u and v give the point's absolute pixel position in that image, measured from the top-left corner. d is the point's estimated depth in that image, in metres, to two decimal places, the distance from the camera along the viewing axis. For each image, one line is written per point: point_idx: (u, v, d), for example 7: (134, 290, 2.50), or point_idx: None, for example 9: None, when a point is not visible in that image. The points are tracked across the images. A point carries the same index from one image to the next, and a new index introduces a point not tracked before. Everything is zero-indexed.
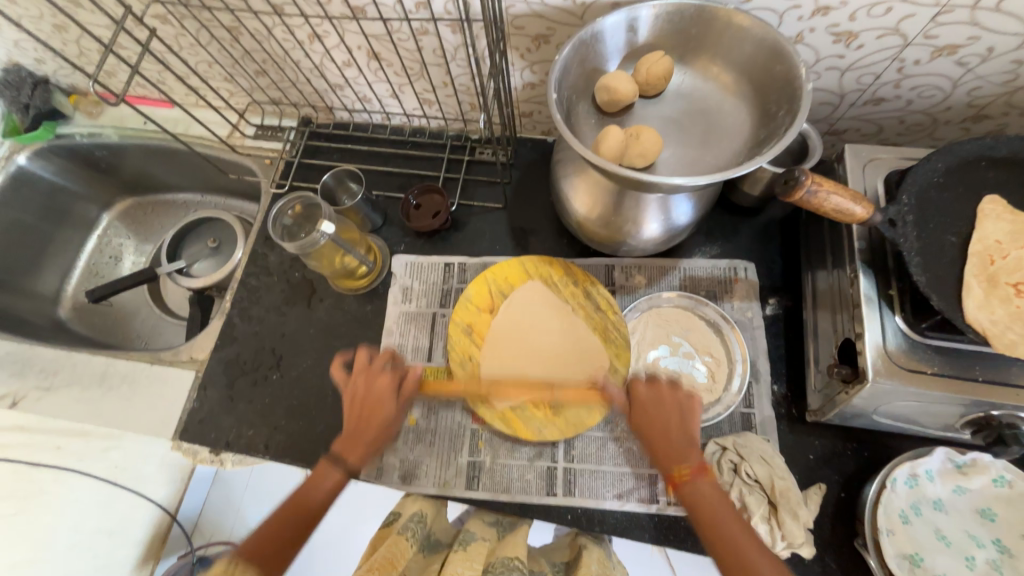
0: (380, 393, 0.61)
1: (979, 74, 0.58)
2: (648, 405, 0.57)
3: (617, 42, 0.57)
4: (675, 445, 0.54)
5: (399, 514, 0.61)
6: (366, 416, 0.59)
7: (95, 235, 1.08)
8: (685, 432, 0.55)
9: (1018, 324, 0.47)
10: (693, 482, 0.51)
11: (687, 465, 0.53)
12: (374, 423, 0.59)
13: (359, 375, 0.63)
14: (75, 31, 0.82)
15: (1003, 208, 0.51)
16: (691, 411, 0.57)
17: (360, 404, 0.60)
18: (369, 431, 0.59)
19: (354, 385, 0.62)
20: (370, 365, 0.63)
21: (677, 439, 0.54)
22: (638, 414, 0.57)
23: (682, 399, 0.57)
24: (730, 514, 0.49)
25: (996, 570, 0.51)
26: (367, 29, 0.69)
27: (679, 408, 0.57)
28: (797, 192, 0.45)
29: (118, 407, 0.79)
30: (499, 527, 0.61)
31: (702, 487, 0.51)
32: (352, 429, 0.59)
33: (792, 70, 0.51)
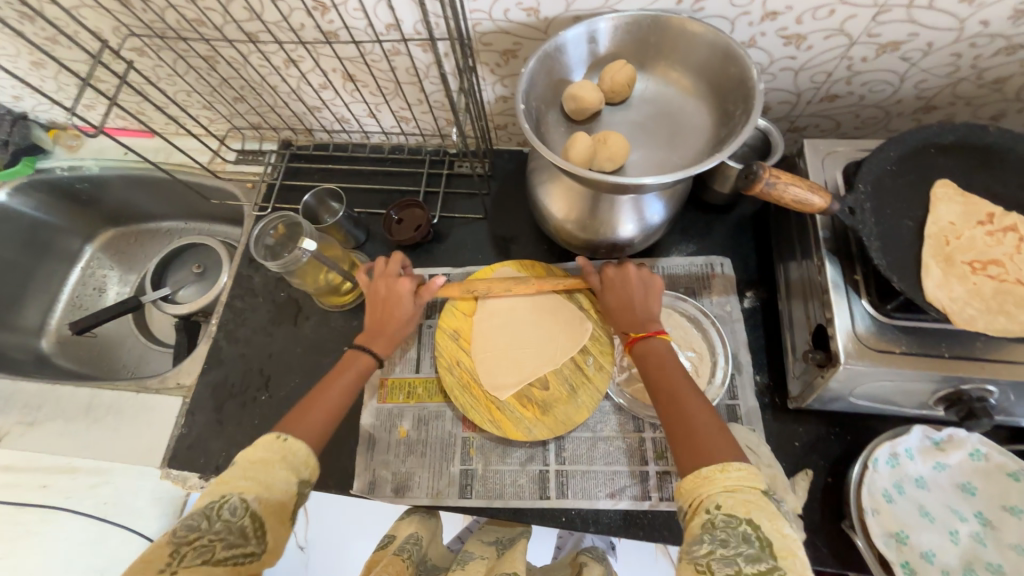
0: (395, 288, 0.65)
1: (923, 68, 0.61)
2: (618, 283, 0.63)
3: (579, 54, 0.60)
4: (640, 312, 0.60)
5: (394, 536, 0.61)
6: (383, 312, 0.64)
7: (78, 268, 1.08)
8: (646, 304, 0.61)
9: (976, 300, 0.49)
10: (648, 342, 0.58)
11: (644, 330, 0.59)
12: (391, 311, 0.64)
13: (377, 279, 0.66)
14: (52, 67, 0.83)
15: (954, 191, 0.53)
16: (653, 289, 0.62)
17: (376, 298, 0.65)
18: (386, 320, 0.64)
19: (374, 287, 0.66)
20: (386, 270, 0.67)
21: (640, 308, 0.61)
22: (609, 295, 0.63)
23: (648, 280, 0.63)
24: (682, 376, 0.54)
25: (979, 542, 0.53)
26: (341, 53, 0.71)
27: (644, 291, 0.62)
28: (757, 185, 0.47)
29: (105, 438, 0.78)
30: (497, 545, 0.62)
31: (656, 345, 0.57)
32: (373, 323, 0.64)
33: (745, 71, 0.54)
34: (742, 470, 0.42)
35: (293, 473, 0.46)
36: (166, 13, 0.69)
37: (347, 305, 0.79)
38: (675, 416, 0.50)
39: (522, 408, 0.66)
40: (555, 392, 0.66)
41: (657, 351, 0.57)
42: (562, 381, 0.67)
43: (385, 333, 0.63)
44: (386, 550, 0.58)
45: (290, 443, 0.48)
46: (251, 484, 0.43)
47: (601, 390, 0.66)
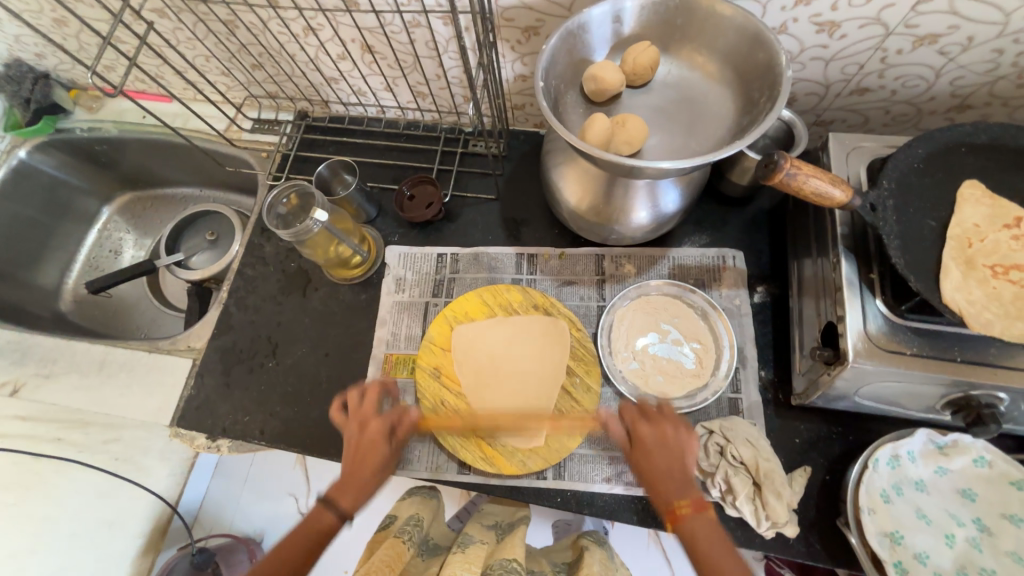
0: (375, 436, 0.59)
1: (961, 63, 0.59)
2: (653, 451, 0.56)
3: (603, 33, 0.59)
4: (675, 477, 0.54)
5: (397, 517, 0.65)
6: (361, 459, 0.58)
7: (96, 229, 1.10)
8: (681, 465, 0.55)
9: (994, 305, 0.48)
10: (692, 517, 0.51)
11: (684, 504, 0.52)
12: (366, 464, 0.57)
13: (351, 422, 0.61)
14: (75, 25, 0.84)
15: (982, 193, 0.51)
16: (687, 450, 0.56)
17: (353, 446, 0.59)
18: (364, 468, 0.57)
19: (350, 431, 0.61)
20: (363, 407, 0.62)
21: (675, 472, 0.54)
22: (641, 460, 0.56)
23: (680, 438, 0.57)
24: (724, 548, 0.49)
25: (975, 548, 0.53)
26: (360, 23, 0.70)
27: (676, 448, 0.56)
28: (777, 175, 0.46)
29: (117, 396, 0.81)
30: (497, 528, 0.67)
31: (699, 525, 0.51)
32: (346, 472, 0.57)
33: (773, 58, 0.52)
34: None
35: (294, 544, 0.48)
36: None
37: (355, 279, 0.80)
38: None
39: (514, 440, 0.65)
40: (546, 418, 0.66)
41: (703, 538, 0.50)
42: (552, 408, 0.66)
43: (356, 485, 0.56)
44: (388, 530, 0.62)
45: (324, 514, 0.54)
46: None
47: (591, 412, 0.66)
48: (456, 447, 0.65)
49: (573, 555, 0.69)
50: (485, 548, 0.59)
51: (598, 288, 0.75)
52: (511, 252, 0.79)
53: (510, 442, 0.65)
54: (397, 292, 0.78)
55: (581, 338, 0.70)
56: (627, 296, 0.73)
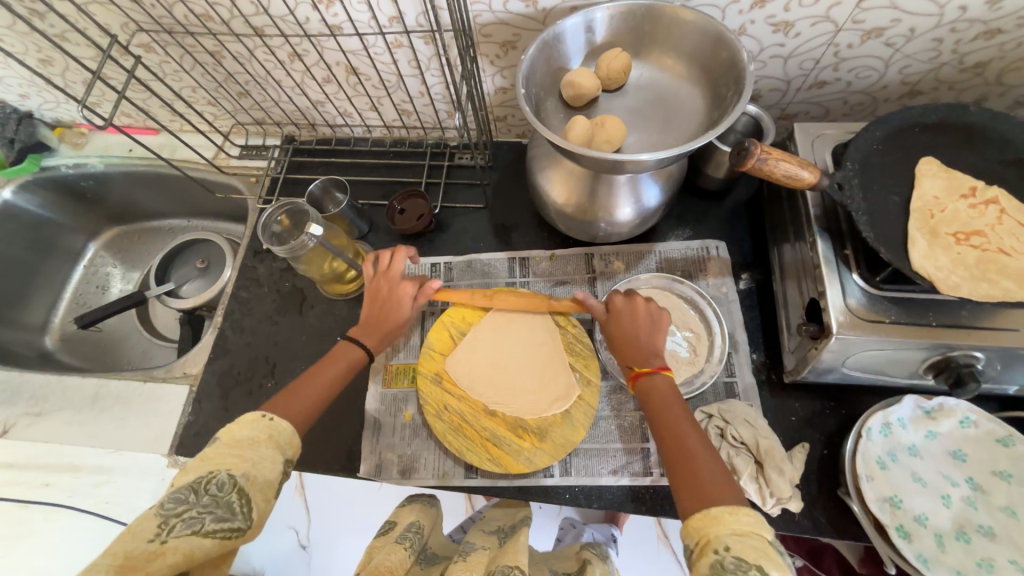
0: (399, 296, 0.66)
1: (907, 53, 0.64)
2: (626, 320, 0.62)
3: (577, 42, 0.62)
4: (643, 347, 0.60)
5: (396, 524, 0.62)
6: (383, 311, 0.65)
7: (82, 265, 1.09)
8: (652, 339, 0.60)
9: (960, 269, 0.51)
10: (652, 378, 0.57)
11: (647, 366, 0.58)
12: (392, 315, 0.65)
13: (376, 278, 0.67)
14: (60, 63, 0.85)
15: (937, 167, 0.55)
16: (660, 324, 0.61)
17: (377, 300, 0.66)
18: (384, 322, 0.65)
19: (376, 282, 0.67)
20: (392, 267, 0.67)
21: (646, 345, 0.60)
22: (614, 325, 0.62)
23: (653, 312, 0.62)
24: (684, 415, 0.53)
25: (971, 506, 0.55)
26: (344, 46, 0.73)
27: (649, 322, 0.61)
28: (748, 161, 0.49)
29: (112, 429, 0.79)
30: (498, 534, 0.62)
31: (660, 380, 0.56)
32: (369, 319, 0.65)
33: (735, 55, 0.56)
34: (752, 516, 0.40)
35: (276, 445, 0.46)
36: (175, 8, 0.71)
37: (350, 293, 0.81)
38: (676, 449, 0.50)
39: (520, 439, 0.66)
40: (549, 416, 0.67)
41: (667, 401, 0.54)
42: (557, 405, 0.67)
43: (380, 326, 0.65)
44: (387, 537, 0.59)
45: (273, 423, 0.47)
46: (240, 460, 0.42)
47: (592, 406, 0.67)
48: (463, 449, 0.66)
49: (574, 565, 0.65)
50: (487, 553, 0.57)
51: (590, 285, 0.77)
52: (503, 256, 0.81)
53: (515, 441, 0.66)
54: None
55: (577, 335, 0.72)
56: (619, 292, 0.75)
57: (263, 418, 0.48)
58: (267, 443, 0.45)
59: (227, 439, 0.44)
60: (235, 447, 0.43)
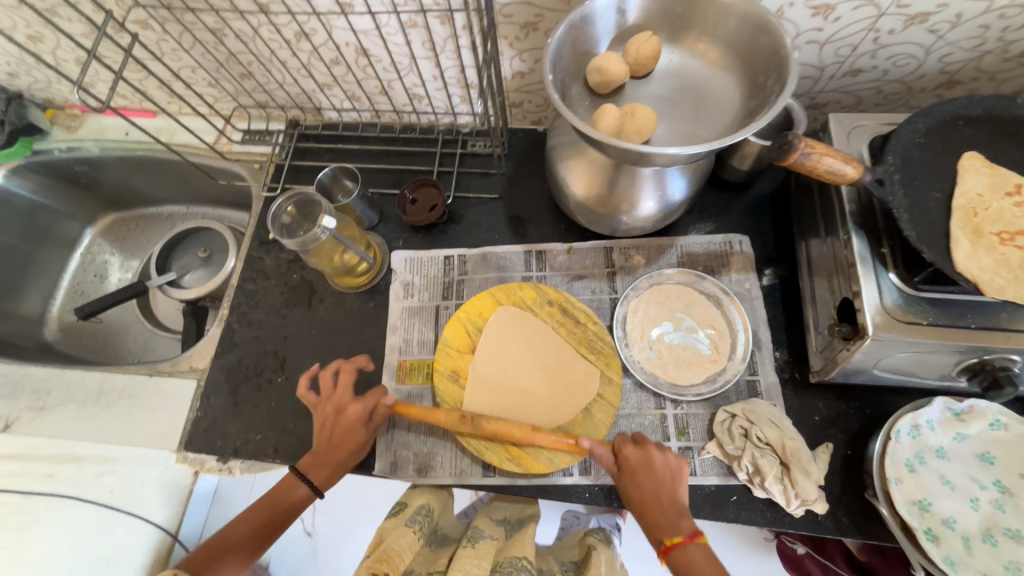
0: (349, 424, 0.62)
1: (950, 40, 0.61)
2: (641, 476, 0.56)
3: (606, 25, 0.59)
4: (664, 506, 0.54)
5: (406, 505, 0.65)
6: (336, 440, 0.62)
7: (78, 253, 1.06)
8: (674, 491, 0.55)
9: (1005, 270, 0.49)
10: (686, 549, 0.51)
11: (677, 534, 0.52)
12: (344, 448, 0.61)
13: (324, 405, 0.64)
14: (52, 40, 0.80)
15: (981, 163, 0.53)
16: (680, 477, 0.56)
17: (330, 431, 0.62)
18: (337, 453, 0.61)
19: (323, 414, 0.63)
20: (336, 392, 0.64)
21: (666, 498, 0.54)
22: (630, 487, 0.56)
23: (671, 463, 0.57)
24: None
25: (999, 509, 0.54)
26: (355, 25, 0.69)
27: (670, 477, 0.56)
28: (792, 155, 0.47)
29: (117, 423, 0.77)
30: (505, 525, 0.65)
31: (694, 552, 0.51)
32: (318, 451, 0.62)
33: (777, 41, 0.53)
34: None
35: None
36: None
37: (361, 286, 0.78)
38: None
39: None
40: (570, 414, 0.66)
41: (697, 563, 0.51)
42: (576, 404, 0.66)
43: (332, 465, 0.61)
44: (397, 519, 0.62)
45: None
46: None
47: (614, 405, 0.66)
48: (482, 448, 0.64)
49: (580, 553, 0.69)
50: (494, 543, 0.59)
51: (610, 280, 0.75)
52: (518, 250, 0.78)
53: (535, 440, 0.65)
54: (406, 297, 0.77)
55: (598, 332, 0.70)
56: (639, 288, 0.73)
57: (176, 574, 0.51)
58: None
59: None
60: None
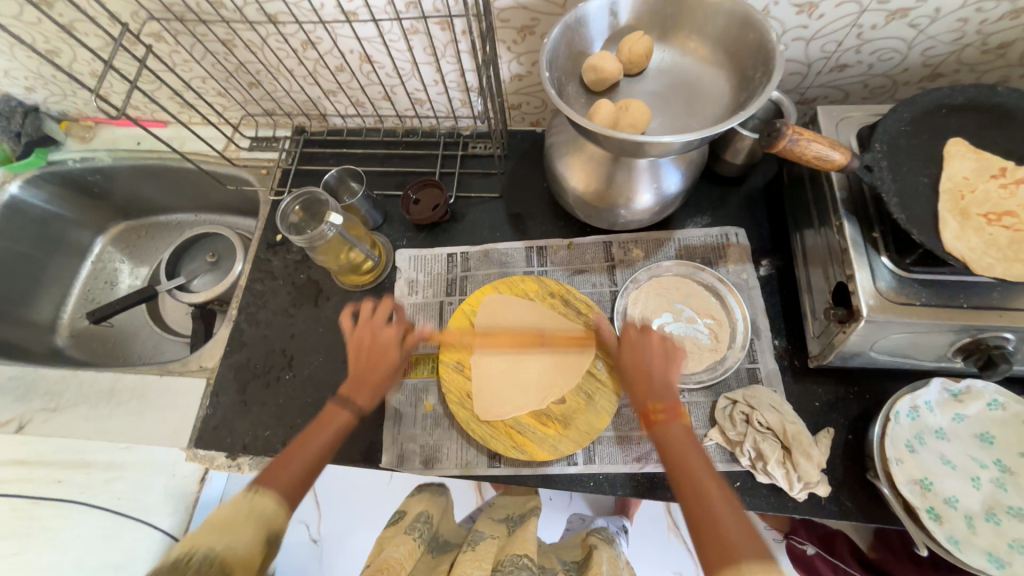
0: (385, 341, 0.64)
1: (931, 34, 0.63)
2: (638, 345, 0.59)
3: (600, 26, 0.62)
4: (659, 383, 0.56)
5: (405, 511, 0.67)
6: (372, 362, 0.62)
7: (90, 261, 1.08)
8: (666, 372, 0.56)
9: (993, 249, 0.50)
10: (669, 424, 0.52)
11: (664, 408, 0.53)
12: (380, 365, 0.62)
13: (360, 329, 0.65)
14: (69, 53, 0.84)
15: (966, 148, 0.55)
16: (673, 356, 0.58)
17: (363, 349, 0.63)
18: (375, 374, 0.62)
19: (358, 335, 0.65)
20: (374, 315, 0.66)
21: (660, 380, 0.56)
22: (627, 355, 0.59)
23: (669, 346, 0.59)
24: (701, 459, 0.49)
25: (1000, 487, 0.55)
26: (360, 33, 0.72)
27: (665, 356, 0.58)
28: (780, 142, 0.49)
29: (127, 424, 0.78)
30: (508, 522, 0.65)
31: (677, 429, 0.52)
32: (358, 373, 0.62)
33: (763, 36, 0.55)
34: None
35: (263, 518, 0.45)
36: None
37: (366, 284, 0.80)
38: (697, 507, 0.45)
39: (544, 426, 0.66)
40: (573, 403, 0.67)
41: (678, 442, 0.51)
42: (578, 392, 0.67)
43: (372, 381, 0.61)
44: (396, 526, 0.63)
45: (258, 500, 0.46)
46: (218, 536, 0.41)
47: (616, 393, 0.67)
48: (489, 436, 0.66)
49: (581, 553, 0.69)
50: (496, 543, 0.59)
51: (609, 274, 0.77)
52: (520, 246, 0.80)
53: (539, 429, 0.66)
54: (410, 294, 0.79)
55: None
56: (639, 280, 0.75)
57: (245, 496, 0.47)
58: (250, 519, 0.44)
59: (214, 521, 0.43)
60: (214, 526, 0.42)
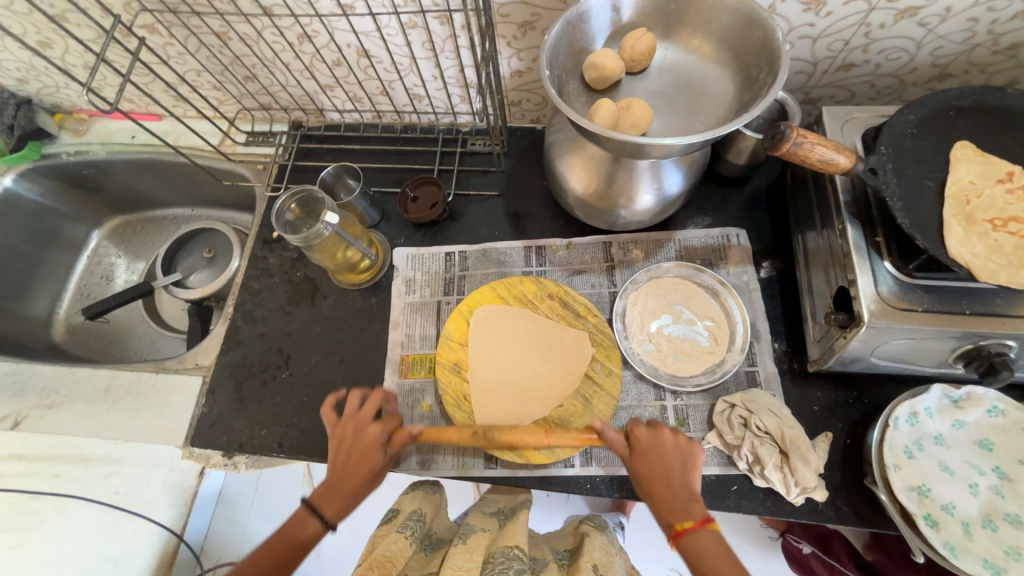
0: (369, 442, 0.61)
1: (940, 33, 0.62)
2: (653, 451, 0.56)
3: (602, 23, 0.60)
4: (676, 489, 0.53)
5: (398, 511, 0.62)
6: (349, 462, 0.59)
7: (85, 255, 1.07)
8: (686, 479, 0.54)
9: (998, 256, 0.50)
10: (694, 535, 0.49)
11: (688, 519, 0.51)
12: (359, 469, 0.59)
13: (343, 424, 0.63)
14: (61, 45, 0.82)
15: (974, 152, 0.54)
16: (692, 462, 0.56)
17: (348, 450, 0.60)
18: (354, 476, 0.58)
19: (340, 433, 0.62)
20: (359, 412, 0.64)
21: (679, 485, 0.54)
22: (642, 462, 0.56)
23: (683, 446, 0.57)
24: (731, 563, 0.47)
25: (998, 494, 0.54)
26: (357, 27, 0.71)
27: (682, 460, 0.56)
28: (784, 145, 0.48)
29: (123, 421, 0.78)
30: (499, 515, 0.65)
31: (704, 537, 0.49)
32: (337, 477, 0.58)
33: (769, 35, 0.54)
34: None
35: None
36: None
37: (363, 283, 0.79)
38: None
39: (540, 428, 0.65)
40: (570, 405, 0.66)
41: (707, 551, 0.48)
42: (575, 394, 0.67)
43: (349, 490, 0.57)
44: (389, 526, 0.59)
45: None
46: None
47: (614, 396, 0.67)
48: None
49: (574, 541, 0.68)
50: (487, 536, 0.59)
51: (609, 274, 0.76)
52: (518, 245, 0.79)
53: None
54: (407, 293, 0.78)
55: (598, 324, 0.71)
56: (638, 282, 0.74)
57: None
58: None
59: None
60: None
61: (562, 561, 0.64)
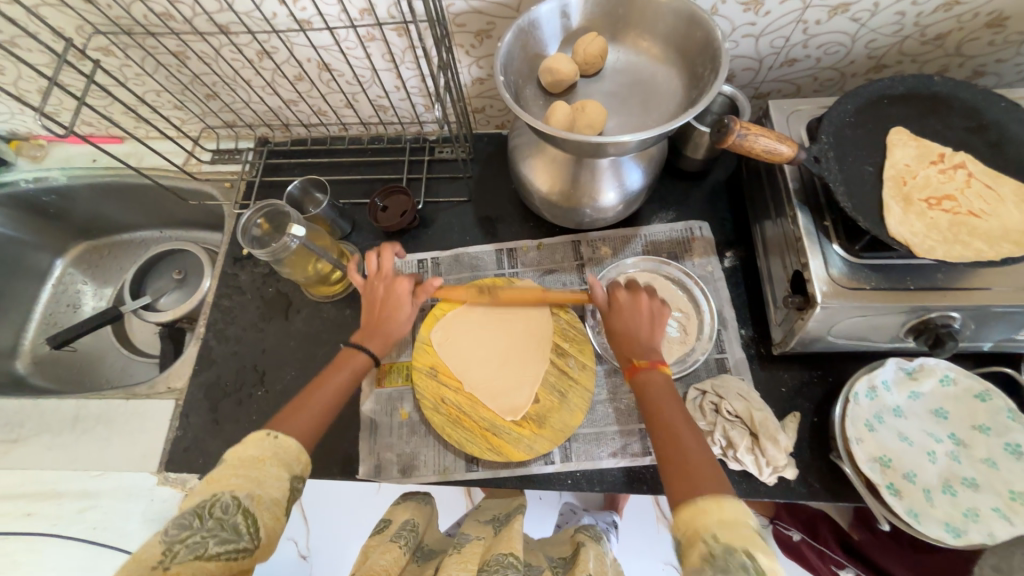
0: (399, 294, 0.63)
1: (872, 27, 0.66)
2: (626, 310, 0.60)
3: (553, 29, 0.62)
4: (642, 335, 0.58)
5: (391, 522, 0.62)
6: (383, 312, 0.62)
7: (50, 284, 1.05)
8: (653, 335, 0.59)
9: (934, 233, 0.53)
10: (649, 372, 0.55)
11: (644, 361, 0.56)
12: (392, 314, 0.62)
13: (374, 279, 0.65)
14: (13, 71, 0.81)
15: (908, 136, 0.57)
16: (660, 318, 0.60)
17: (376, 301, 0.63)
18: (385, 325, 0.62)
19: (372, 288, 0.64)
20: (382, 269, 0.65)
21: (646, 336, 0.58)
22: (615, 320, 0.60)
23: (655, 308, 0.61)
24: (684, 420, 0.50)
25: (954, 460, 0.57)
26: (315, 41, 0.71)
27: (650, 317, 0.60)
28: (729, 137, 0.50)
29: (94, 452, 0.76)
30: (494, 522, 0.63)
31: (657, 376, 0.55)
32: (370, 323, 0.62)
33: (710, 34, 0.57)
34: (731, 504, 0.40)
35: (283, 465, 0.45)
36: (133, 8, 0.68)
37: (337, 295, 0.79)
38: (668, 433, 0.49)
39: (519, 427, 0.66)
40: (546, 402, 0.67)
41: (656, 384, 0.54)
42: (551, 390, 0.68)
43: (383, 330, 0.62)
44: (382, 535, 0.59)
45: (281, 441, 0.46)
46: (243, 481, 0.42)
47: (589, 389, 0.68)
48: (467, 442, 0.66)
49: (570, 550, 0.67)
50: (482, 545, 0.58)
51: (579, 272, 0.78)
52: (490, 249, 0.80)
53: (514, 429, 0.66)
54: None
55: (570, 320, 0.72)
56: (607, 277, 0.75)
57: (269, 438, 0.46)
58: (273, 464, 0.44)
59: (232, 462, 0.43)
60: (236, 469, 0.43)
61: (558, 569, 0.64)
